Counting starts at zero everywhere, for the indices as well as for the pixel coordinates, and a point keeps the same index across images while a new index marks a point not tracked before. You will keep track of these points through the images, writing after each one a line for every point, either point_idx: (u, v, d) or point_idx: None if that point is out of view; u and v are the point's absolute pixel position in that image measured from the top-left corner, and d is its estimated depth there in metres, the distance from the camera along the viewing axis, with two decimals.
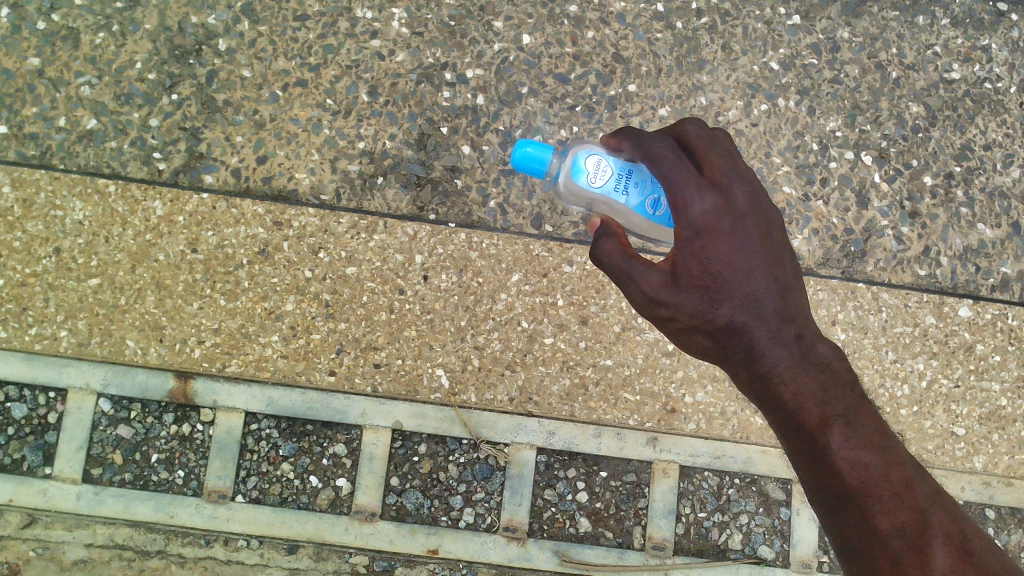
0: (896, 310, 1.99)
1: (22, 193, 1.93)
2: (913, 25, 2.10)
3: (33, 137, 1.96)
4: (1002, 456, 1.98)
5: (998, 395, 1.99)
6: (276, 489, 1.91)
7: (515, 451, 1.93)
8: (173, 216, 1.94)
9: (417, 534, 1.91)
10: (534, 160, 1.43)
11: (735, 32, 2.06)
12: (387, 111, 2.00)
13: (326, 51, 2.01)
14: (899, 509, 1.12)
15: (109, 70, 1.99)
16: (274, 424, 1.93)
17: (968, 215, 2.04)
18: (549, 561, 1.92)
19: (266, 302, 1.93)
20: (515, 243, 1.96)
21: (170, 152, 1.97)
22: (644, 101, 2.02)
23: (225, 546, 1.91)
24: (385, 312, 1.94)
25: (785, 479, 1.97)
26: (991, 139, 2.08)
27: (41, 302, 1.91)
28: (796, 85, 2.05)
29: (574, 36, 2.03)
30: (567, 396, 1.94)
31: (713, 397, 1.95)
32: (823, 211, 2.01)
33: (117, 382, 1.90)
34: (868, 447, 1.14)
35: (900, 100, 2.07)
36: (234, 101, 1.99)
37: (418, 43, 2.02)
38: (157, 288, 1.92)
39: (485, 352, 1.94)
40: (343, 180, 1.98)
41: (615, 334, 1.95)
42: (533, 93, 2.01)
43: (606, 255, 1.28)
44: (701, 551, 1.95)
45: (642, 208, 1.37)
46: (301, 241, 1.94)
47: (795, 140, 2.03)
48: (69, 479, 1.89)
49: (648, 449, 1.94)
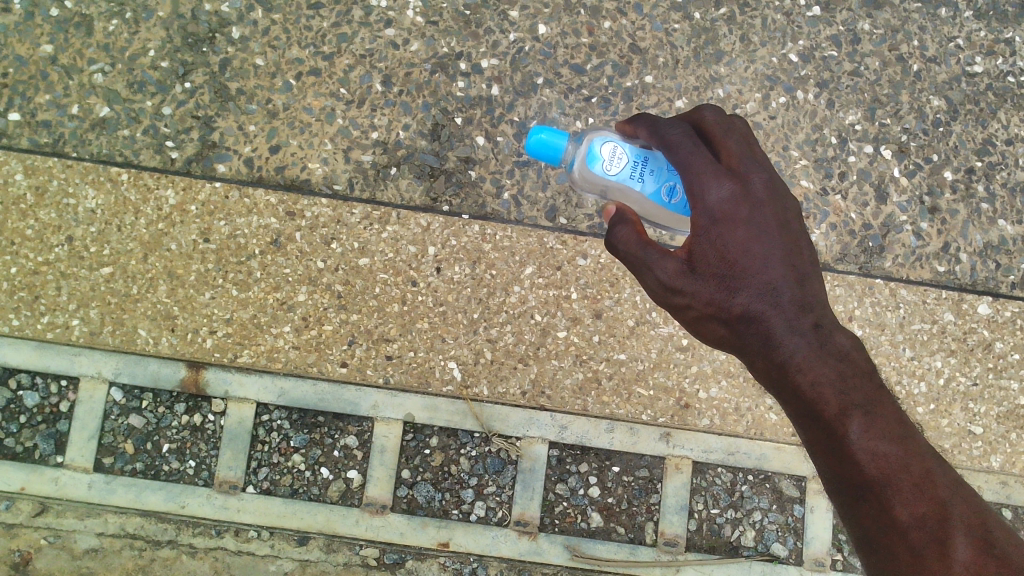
0: (914, 306, 1.97)
1: (34, 180, 1.92)
2: (935, 17, 2.06)
3: (46, 124, 1.96)
4: (1019, 456, 1.95)
5: (1017, 394, 1.97)
6: (287, 480, 1.91)
7: (527, 445, 1.92)
8: (185, 206, 1.93)
9: (428, 527, 1.90)
10: (549, 146, 1.41)
11: (754, 23, 2.03)
12: (401, 101, 1.98)
13: (340, 40, 1.99)
14: (919, 500, 1.10)
15: (122, 57, 1.97)
16: (286, 415, 1.92)
17: (989, 211, 2.02)
18: (559, 556, 1.91)
19: (278, 293, 1.92)
20: (529, 235, 1.95)
21: (182, 141, 1.96)
22: (661, 93, 1.99)
23: (236, 536, 1.90)
24: (397, 304, 1.92)
25: (799, 476, 1.95)
26: (1013, 134, 2.05)
27: (53, 290, 1.91)
28: (815, 78, 2.02)
29: (590, 26, 2.01)
30: (579, 390, 1.92)
31: (727, 392, 1.94)
32: (842, 206, 1.99)
33: (129, 371, 1.90)
34: (889, 438, 1.12)
35: (921, 93, 2.04)
36: (247, 90, 1.97)
37: (432, 32, 2.00)
38: (169, 278, 1.91)
39: (498, 345, 1.92)
40: (356, 170, 1.96)
41: (629, 328, 1.93)
42: (548, 84, 1.99)
43: (621, 243, 1.26)
44: (713, 547, 1.93)
45: (658, 196, 1.33)
46: (314, 231, 1.93)
47: (814, 134, 2.00)
48: (81, 468, 1.89)
49: (661, 444, 1.93)
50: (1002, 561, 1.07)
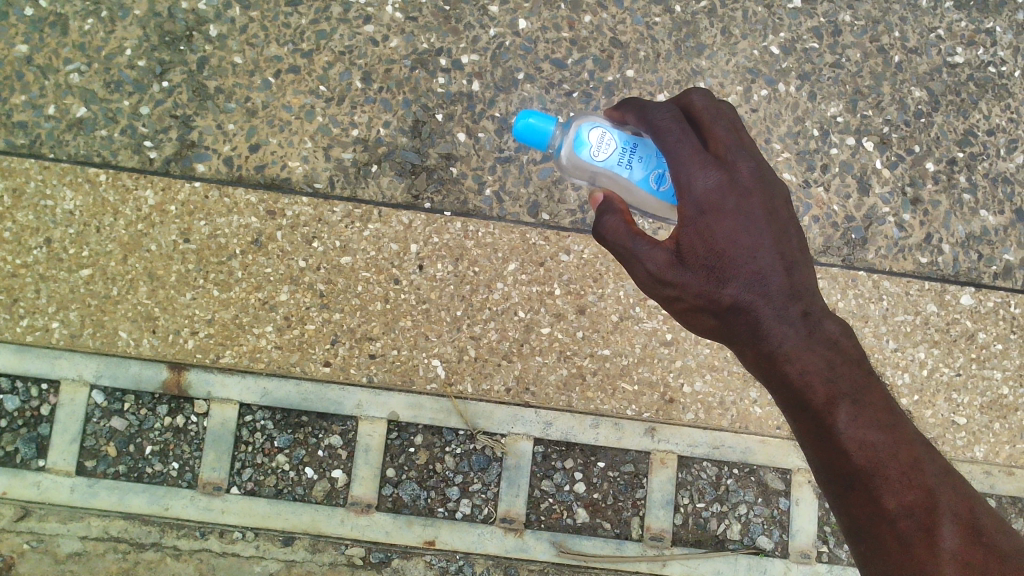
0: (896, 298, 1.97)
1: (11, 182, 1.90)
2: (916, 8, 2.06)
3: (22, 125, 1.93)
4: (1003, 445, 1.96)
5: (1000, 384, 1.97)
6: (271, 480, 1.90)
7: (512, 442, 1.91)
8: (165, 206, 1.91)
9: (414, 526, 1.90)
10: (536, 132, 1.40)
11: (735, 16, 2.02)
12: (381, 98, 1.97)
13: (319, 37, 1.98)
14: (907, 488, 1.10)
15: (99, 57, 1.95)
16: (269, 416, 1.91)
17: (971, 201, 2.02)
18: (546, 553, 1.91)
19: (260, 293, 1.91)
20: (512, 232, 1.94)
21: (160, 141, 1.94)
22: (642, 87, 1.99)
23: (221, 537, 1.90)
24: (380, 302, 1.92)
25: (784, 469, 1.95)
26: (994, 125, 2.05)
27: (32, 293, 1.89)
28: (796, 70, 2.02)
29: (570, 20, 2.00)
30: (564, 385, 1.92)
31: (712, 386, 1.93)
32: (824, 198, 1.99)
33: (111, 374, 1.89)
34: (876, 426, 1.12)
35: (902, 84, 2.04)
36: (226, 88, 1.96)
37: (412, 28, 1.99)
38: (149, 279, 1.90)
39: (481, 342, 1.91)
40: (337, 168, 1.95)
41: (613, 323, 1.93)
42: (529, 79, 1.98)
43: (610, 233, 1.24)
44: (699, 541, 1.93)
45: (646, 183, 1.32)
46: (295, 230, 1.92)
47: (795, 126, 2.00)
48: (63, 472, 1.88)
49: (646, 439, 1.93)
50: (988, 549, 1.07)
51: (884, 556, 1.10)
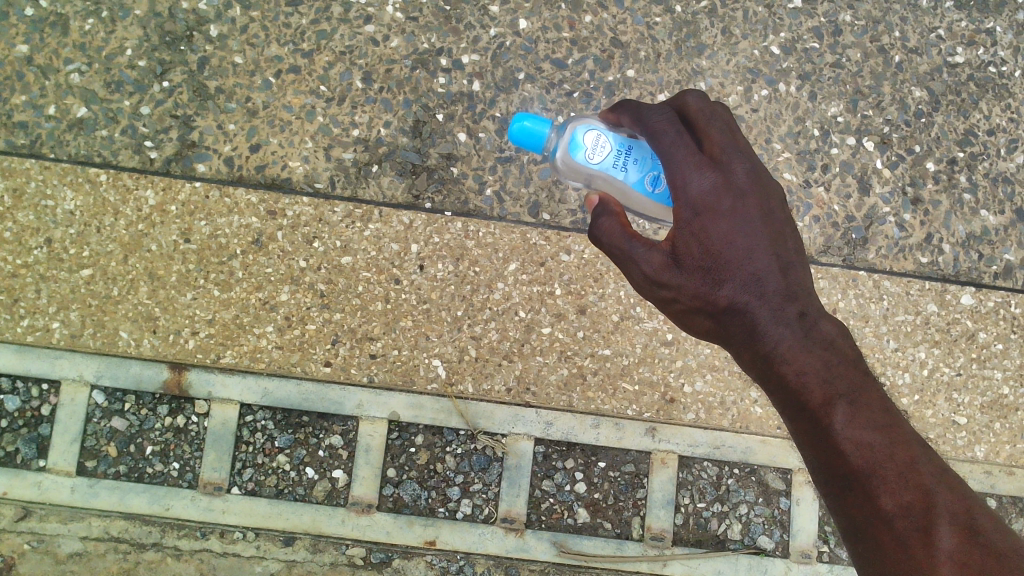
0: (897, 298, 1.97)
1: (11, 182, 1.90)
2: (916, 8, 2.06)
3: (22, 125, 1.93)
4: (1004, 445, 1.96)
5: (1000, 384, 1.97)
6: (272, 481, 1.90)
7: (512, 442, 1.91)
8: (165, 206, 1.91)
9: (414, 526, 1.90)
10: (532, 134, 1.40)
11: (735, 16, 2.02)
12: (382, 98, 1.97)
13: (319, 37, 1.98)
14: (904, 489, 1.09)
15: (99, 57, 1.95)
16: (270, 416, 1.91)
17: (971, 201, 2.02)
18: (546, 553, 1.91)
19: (260, 293, 1.90)
20: (513, 232, 1.94)
21: (161, 141, 1.94)
22: (642, 87, 1.99)
23: (222, 537, 1.90)
24: (380, 302, 1.92)
25: (784, 468, 1.95)
26: (994, 124, 2.05)
27: (32, 293, 1.89)
28: (797, 70, 2.02)
29: (571, 20, 2.00)
30: (564, 385, 1.92)
31: (713, 386, 1.93)
32: (824, 198, 1.99)
33: (111, 374, 1.89)
34: (872, 426, 1.11)
35: (903, 84, 2.04)
36: (226, 88, 1.96)
37: (412, 28, 1.99)
38: (150, 279, 1.90)
39: (482, 342, 1.91)
40: (337, 168, 1.95)
41: (614, 323, 1.93)
42: (530, 79, 1.98)
43: (606, 235, 1.26)
44: (699, 541, 1.93)
45: (641, 185, 1.33)
46: (296, 230, 1.92)
47: (796, 126, 2.00)
48: (63, 472, 1.88)
49: (646, 439, 1.93)
50: (990, 551, 1.05)
51: (883, 558, 1.09)
